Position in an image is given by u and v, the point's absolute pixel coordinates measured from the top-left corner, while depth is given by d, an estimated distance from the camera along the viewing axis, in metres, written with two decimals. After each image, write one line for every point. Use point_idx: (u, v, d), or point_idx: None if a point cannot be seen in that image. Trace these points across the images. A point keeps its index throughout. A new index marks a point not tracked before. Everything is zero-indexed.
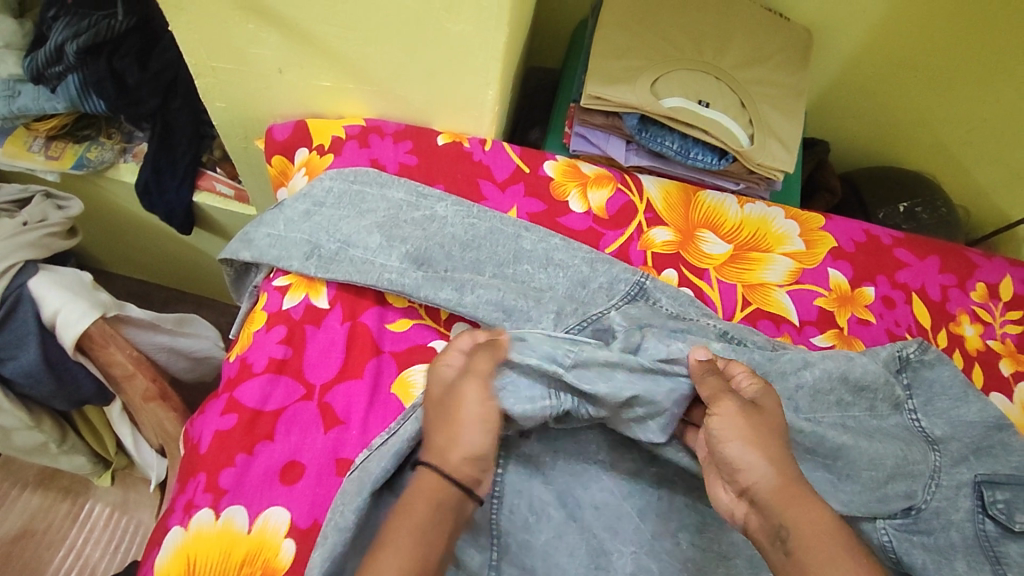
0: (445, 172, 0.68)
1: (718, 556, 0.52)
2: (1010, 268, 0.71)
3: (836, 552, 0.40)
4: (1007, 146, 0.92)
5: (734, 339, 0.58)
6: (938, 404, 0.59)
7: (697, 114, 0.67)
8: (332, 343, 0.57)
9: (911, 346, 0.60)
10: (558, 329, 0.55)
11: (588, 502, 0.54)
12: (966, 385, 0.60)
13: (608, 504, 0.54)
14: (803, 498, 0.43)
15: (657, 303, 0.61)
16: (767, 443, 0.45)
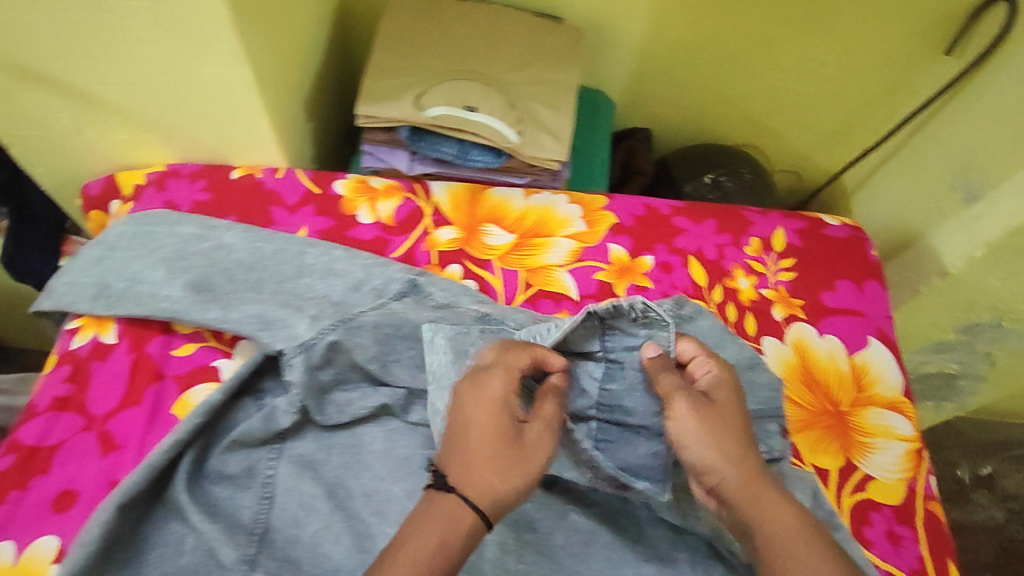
0: (237, 203, 0.73)
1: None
2: (783, 221, 0.76)
3: (799, 547, 0.45)
4: (808, 110, 0.98)
5: (492, 320, 0.63)
6: None
7: (463, 119, 0.71)
8: (115, 374, 0.61)
9: (668, 303, 0.65)
10: (311, 332, 0.58)
11: (359, 491, 0.58)
12: (722, 332, 0.64)
13: (378, 490, 0.58)
14: (764, 494, 0.48)
15: (429, 296, 0.65)
16: (726, 443, 0.49)
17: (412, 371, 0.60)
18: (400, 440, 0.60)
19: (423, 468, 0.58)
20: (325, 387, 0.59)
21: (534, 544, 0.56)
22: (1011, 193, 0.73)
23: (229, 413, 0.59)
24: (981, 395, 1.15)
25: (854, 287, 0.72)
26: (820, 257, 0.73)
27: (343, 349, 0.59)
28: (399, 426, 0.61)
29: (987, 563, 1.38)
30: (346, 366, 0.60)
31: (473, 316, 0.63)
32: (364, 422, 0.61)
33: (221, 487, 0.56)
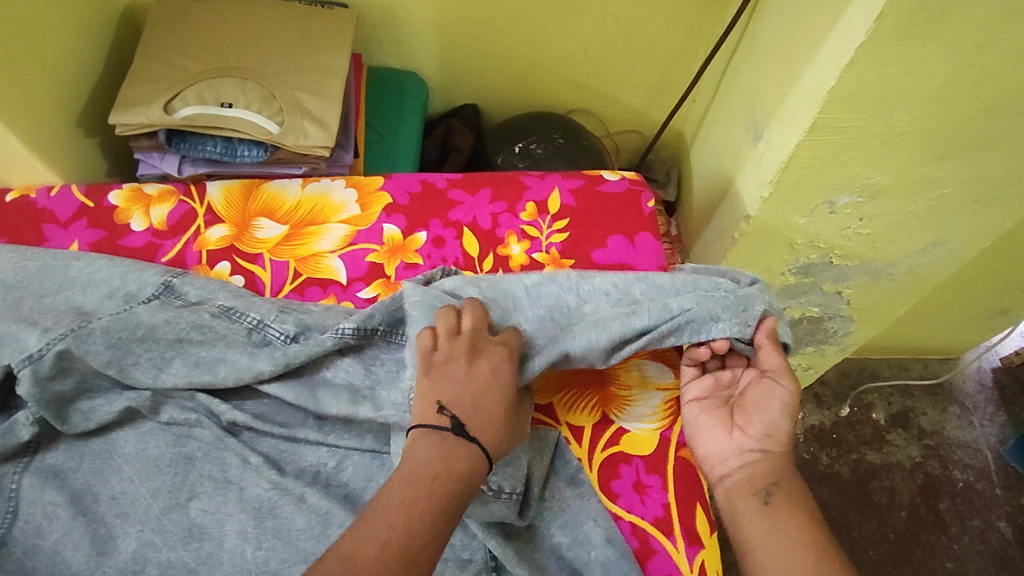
0: (9, 226, 0.73)
1: (223, 515, 0.57)
2: (560, 181, 0.75)
3: (802, 525, 0.49)
4: (625, 68, 0.97)
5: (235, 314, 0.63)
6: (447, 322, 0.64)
7: (216, 116, 0.72)
8: None
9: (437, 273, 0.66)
10: (39, 343, 0.59)
11: (106, 494, 0.58)
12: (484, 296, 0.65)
13: (125, 492, 0.58)
14: (793, 478, 0.52)
15: (183, 295, 0.66)
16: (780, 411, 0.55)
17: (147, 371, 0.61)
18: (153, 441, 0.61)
19: (171, 466, 0.59)
20: (67, 397, 0.60)
21: (273, 531, 0.56)
22: (780, 125, 0.72)
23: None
24: (855, 335, 1.13)
25: (627, 241, 0.71)
26: (594, 214, 0.73)
27: (76, 357, 0.59)
28: (153, 428, 0.62)
29: (905, 503, 1.36)
30: (89, 374, 0.61)
31: (215, 311, 0.63)
32: (120, 428, 0.62)
33: None
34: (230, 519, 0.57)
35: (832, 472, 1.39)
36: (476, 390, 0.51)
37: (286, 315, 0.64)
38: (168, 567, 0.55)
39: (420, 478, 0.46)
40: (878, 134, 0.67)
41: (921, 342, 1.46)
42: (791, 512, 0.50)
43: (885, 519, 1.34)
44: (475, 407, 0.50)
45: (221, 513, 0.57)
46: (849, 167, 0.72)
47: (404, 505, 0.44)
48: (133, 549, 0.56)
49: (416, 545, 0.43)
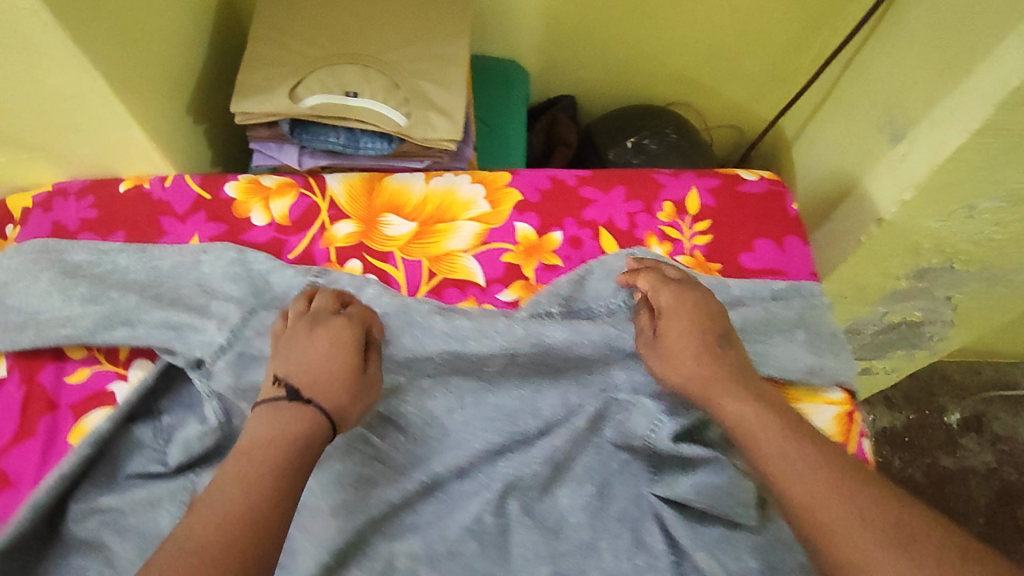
0: (126, 219, 0.70)
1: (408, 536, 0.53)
2: (696, 180, 0.72)
3: (769, 435, 0.48)
4: (735, 60, 0.93)
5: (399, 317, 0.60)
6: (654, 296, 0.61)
7: (344, 106, 0.68)
8: (8, 409, 0.60)
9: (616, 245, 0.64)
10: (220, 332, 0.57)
11: None
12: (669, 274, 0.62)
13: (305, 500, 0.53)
14: (724, 392, 0.52)
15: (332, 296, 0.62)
16: (674, 362, 0.54)
17: None
18: (325, 448, 0.55)
19: (355, 466, 0.55)
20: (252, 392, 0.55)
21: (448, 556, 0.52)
22: (930, 127, 0.69)
23: (125, 439, 0.56)
24: (951, 339, 1.10)
25: (775, 245, 0.68)
26: (737, 216, 0.69)
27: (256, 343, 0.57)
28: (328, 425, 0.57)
29: (982, 509, 1.34)
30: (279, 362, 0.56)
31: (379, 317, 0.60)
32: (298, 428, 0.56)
33: (133, 509, 0.53)
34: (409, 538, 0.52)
35: (906, 475, 1.36)
36: (304, 359, 0.51)
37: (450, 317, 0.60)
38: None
39: (257, 446, 0.45)
40: None
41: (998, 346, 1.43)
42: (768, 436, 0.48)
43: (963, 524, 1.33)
44: (309, 371, 0.50)
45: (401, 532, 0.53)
46: (1003, 173, 0.69)
47: (240, 476, 0.43)
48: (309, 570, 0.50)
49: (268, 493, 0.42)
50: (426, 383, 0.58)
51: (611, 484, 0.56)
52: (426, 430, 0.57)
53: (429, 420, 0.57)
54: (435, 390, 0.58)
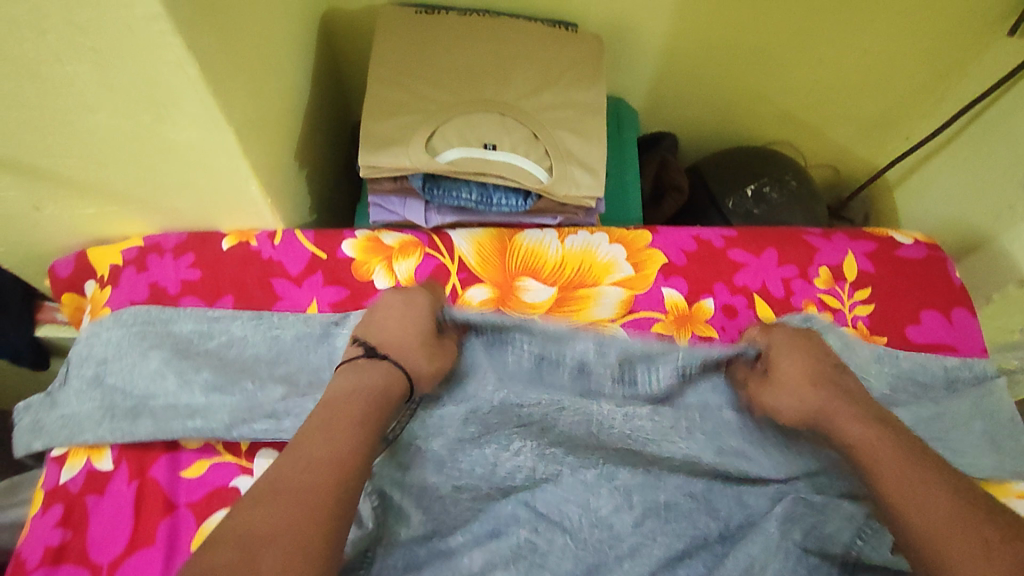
0: (232, 281, 0.63)
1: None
2: (852, 243, 0.67)
3: (905, 469, 0.44)
4: (847, 102, 0.89)
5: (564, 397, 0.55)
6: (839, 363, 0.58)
7: (484, 160, 0.62)
8: (117, 510, 0.52)
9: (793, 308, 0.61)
10: None
11: None
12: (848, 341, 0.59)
13: None
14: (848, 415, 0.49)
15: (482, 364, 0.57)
16: (787, 363, 0.53)
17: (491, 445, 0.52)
18: (493, 567, 0.50)
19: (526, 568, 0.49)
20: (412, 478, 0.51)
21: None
22: None
23: None
24: None
25: (942, 318, 0.64)
26: (899, 284, 0.65)
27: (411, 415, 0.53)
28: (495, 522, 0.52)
29: None
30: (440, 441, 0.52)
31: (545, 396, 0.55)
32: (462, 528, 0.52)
33: None
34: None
35: None
36: (389, 321, 0.52)
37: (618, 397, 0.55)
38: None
39: (339, 394, 0.45)
40: None
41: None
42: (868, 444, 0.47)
43: None
44: (393, 335, 0.51)
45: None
46: None
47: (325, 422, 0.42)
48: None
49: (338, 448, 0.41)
50: (592, 480, 0.53)
51: None
52: (598, 540, 0.51)
53: (601, 525, 0.52)
54: (602, 488, 0.52)
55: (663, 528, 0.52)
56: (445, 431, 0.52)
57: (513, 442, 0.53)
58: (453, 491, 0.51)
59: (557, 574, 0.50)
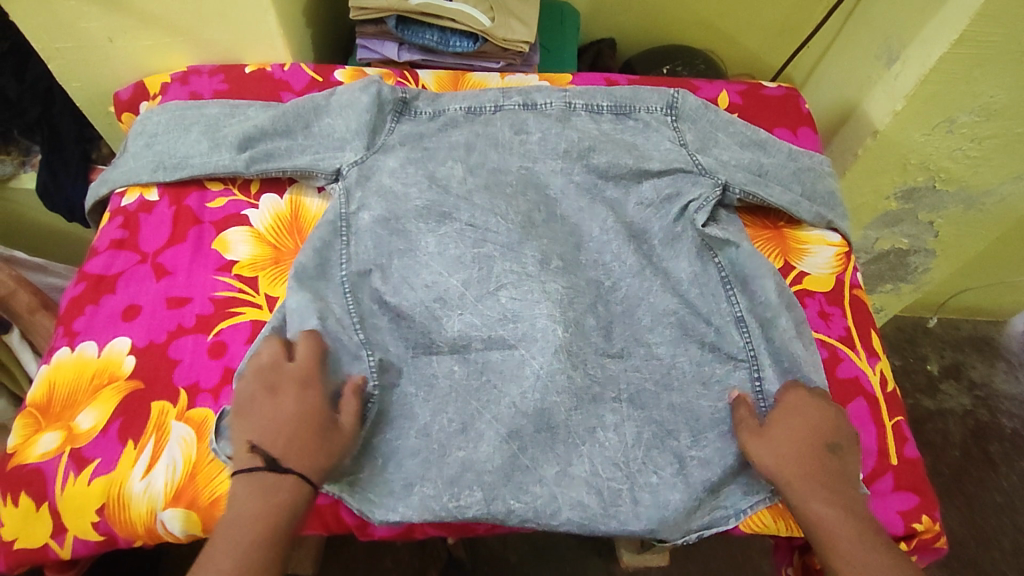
0: (250, 91, 0.84)
1: (527, 300, 0.67)
2: (727, 85, 0.86)
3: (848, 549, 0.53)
4: (752, 10, 1.10)
5: (495, 169, 0.75)
6: (698, 141, 0.77)
7: (441, 7, 0.83)
8: (160, 221, 0.72)
9: (662, 104, 0.79)
10: (351, 153, 0.73)
11: (420, 284, 0.68)
12: (707, 130, 0.78)
13: (437, 282, 0.68)
14: (821, 494, 0.56)
15: (423, 139, 0.76)
16: (782, 454, 0.59)
17: (437, 189, 0.72)
18: (448, 242, 0.70)
19: (473, 262, 0.69)
20: (385, 212, 0.70)
21: (575, 322, 0.67)
22: (920, 45, 0.85)
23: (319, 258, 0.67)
24: (932, 272, 1.24)
25: (790, 132, 0.83)
26: (759, 110, 0.84)
27: (377, 166, 0.73)
28: (456, 235, 0.70)
29: (957, 442, 1.41)
30: (398, 172, 0.73)
31: (485, 167, 0.75)
32: (423, 236, 0.70)
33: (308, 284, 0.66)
34: (539, 304, 0.66)
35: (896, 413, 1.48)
36: (271, 421, 0.56)
37: (530, 167, 0.75)
38: (492, 342, 0.66)
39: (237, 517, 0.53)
40: (1010, 51, 0.80)
41: (965, 300, 1.54)
42: (813, 501, 0.56)
43: (940, 456, 1.39)
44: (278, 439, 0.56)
45: (528, 300, 0.67)
46: (976, 84, 0.85)
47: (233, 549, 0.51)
48: (460, 330, 0.66)
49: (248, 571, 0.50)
50: (509, 191, 0.74)
51: (653, 292, 0.70)
52: (521, 221, 0.72)
53: (519, 217, 0.72)
54: (518, 200, 0.73)
55: (561, 228, 0.73)
56: (393, 167, 0.73)
57: (449, 162, 0.74)
58: (413, 208, 0.71)
59: (497, 240, 0.70)
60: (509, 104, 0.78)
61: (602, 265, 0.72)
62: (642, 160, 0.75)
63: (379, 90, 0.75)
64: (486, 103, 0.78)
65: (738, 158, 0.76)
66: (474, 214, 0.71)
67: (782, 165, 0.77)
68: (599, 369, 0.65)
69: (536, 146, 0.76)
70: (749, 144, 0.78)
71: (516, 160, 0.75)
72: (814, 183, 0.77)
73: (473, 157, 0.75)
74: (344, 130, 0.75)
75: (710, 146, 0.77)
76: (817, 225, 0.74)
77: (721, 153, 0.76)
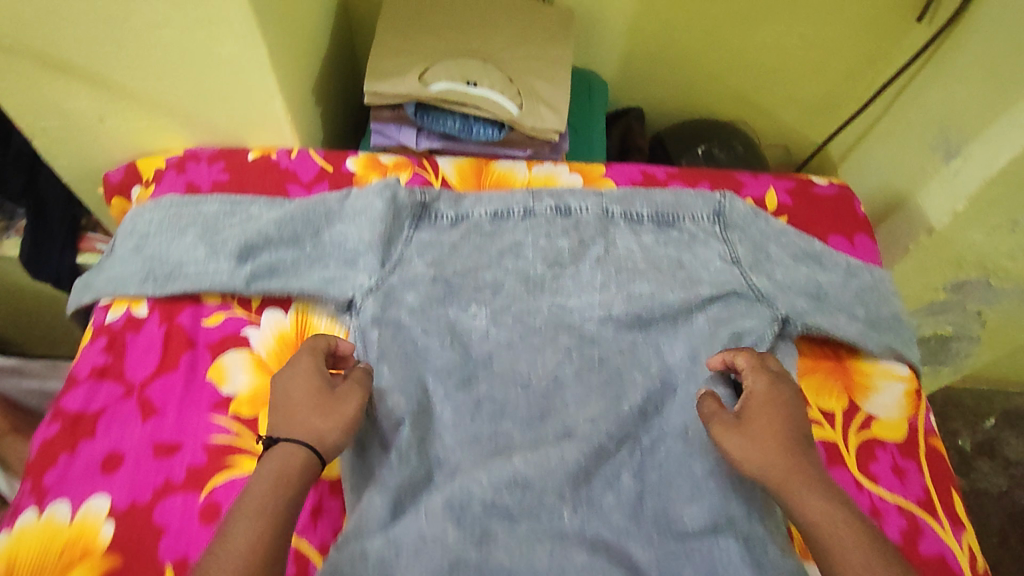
0: (254, 183, 0.76)
1: (545, 470, 0.58)
2: (774, 181, 0.79)
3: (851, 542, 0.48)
4: (793, 83, 1.03)
5: (520, 311, 0.67)
6: (749, 259, 0.69)
7: (465, 94, 0.75)
8: (150, 343, 0.65)
9: (707, 211, 0.72)
10: (371, 276, 0.65)
11: (442, 448, 0.60)
12: (757, 242, 0.71)
13: (449, 458, 0.60)
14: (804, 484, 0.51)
15: (452, 258, 0.68)
16: (763, 442, 0.54)
17: (450, 326, 0.65)
18: (464, 410, 0.62)
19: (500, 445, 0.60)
20: (407, 358, 0.63)
21: (590, 501, 0.58)
22: (988, 144, 0.77)
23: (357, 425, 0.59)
24: (975, 358, 1.16)
25: (846, 240, 0.75)
26: (813, 213, 0.77)
27: (396, 293, 0.65)
28: (469, 397, 0.62)
29: (996, 530, 1.34)
30: (420, 308, 0.65)
31: (517, 300, 0.68)
32: (441, 402, 0.62)
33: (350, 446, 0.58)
34: (557, 473, 0.58)
35: None
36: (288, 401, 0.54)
37: (562, 298, 0.68)
38: (495, 510, 0.56)
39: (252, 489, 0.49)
40: None
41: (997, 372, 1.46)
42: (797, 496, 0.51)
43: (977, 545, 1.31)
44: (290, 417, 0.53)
45: (545, 468, 0.58)
46: None
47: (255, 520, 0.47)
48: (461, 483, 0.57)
49: (269, 526, 0.47)
50: (536, 341, 0.66)
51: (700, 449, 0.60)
52: (544, 388, 0.64)
53: (547, 376, 0.64)
54: (547, 348, 0.66)
55: (599, 377, 0.65)
56: (417, 288, 0.66)
57: (473, 306, 0.67)
58: (425, 344, 0.64)
59: (516, 415, 0.62)
60: (540, 208, 0.71)
61: (645, 418, 0.63)
62: (693, 287, 0.68)
63: (395, 194, 0.68)
64: (513, 206, 0.71)
65: (796, 279, 0.69)
66: (486, 370, 0.64)
67: (842, 290, 0.70)
68: (623, 554, 0.56)
69: (571, 282, 0.69)
70: (803, 257, 0.71)
71: (546, 297, 0.68)
72: (885, 306, 0.70)
73: (496, 283, 0.68)
74: (356, 239, 0.67)
75: (761, 270, 0.69)
76: (883, 356, 0.67)
77: (776, 271, 0.69)
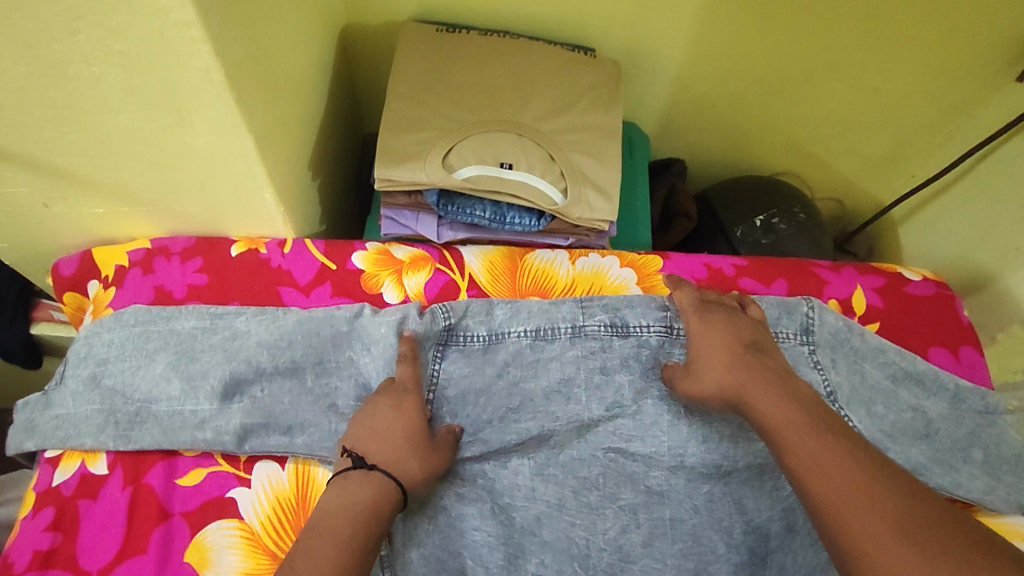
0: (241, 287, 0.62)
1: None
2: (860, 277, 0.68)
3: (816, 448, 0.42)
4: (858, 136, 0.90)
5: (571, 462, 0.55)
6: (847, 394, 0.58)
7: (499, 179, 0.62)
8: (111, 515, 0.52)
9: (792, 325, 0.60)
10: None
11: None
12: (851, 366, 0.60)
13: None
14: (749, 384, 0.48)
15: (489, 398, 0.56)
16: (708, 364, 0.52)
17: (488, 489, 0.54)
18: None
19: None
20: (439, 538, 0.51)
21: None
22: None
23: None
24: None
25: (950, 355, 0.65)
26: (906, 318, 0.66)
27: None
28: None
29: None
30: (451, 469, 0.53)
31: (565, 447, 0.56)
32: None
33: None
34: None
35: None
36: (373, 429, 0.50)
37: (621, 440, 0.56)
38: None
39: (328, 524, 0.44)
40: None
41: None
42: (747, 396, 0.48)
43: None
44: (375, 441, 0.49)
45: None
46: None
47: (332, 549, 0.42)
48: None
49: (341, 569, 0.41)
50: (593, 500, 0.54)
51: None
52: (607, 565, 0.52)
53: (610, 548, 0.53)
54: (606, 509, 0.54)
55: (671, 545, 0.53)
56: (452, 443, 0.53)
57: (512, 461, 0.55)
58: (459, 516, 0.52)
59: None
60: (592, 325, 0.59)
61: None
62: None
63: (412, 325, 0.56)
64: (559, 322, 0.59)
65: (900, 416, 0.58)
66: (534, 545, 0.52)
67: (954, 425, 0.59)
68: None
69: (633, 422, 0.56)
70: (904, 379, 0.60)
71: (601, 440, 0.56)
72: (1006, 442, 0.59)
73: (542, 426, 0.55)
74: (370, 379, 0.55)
75: (861, 405, 0.58)
76: (1010, 512, 0.56)
77: (875, 405, 0.58)
